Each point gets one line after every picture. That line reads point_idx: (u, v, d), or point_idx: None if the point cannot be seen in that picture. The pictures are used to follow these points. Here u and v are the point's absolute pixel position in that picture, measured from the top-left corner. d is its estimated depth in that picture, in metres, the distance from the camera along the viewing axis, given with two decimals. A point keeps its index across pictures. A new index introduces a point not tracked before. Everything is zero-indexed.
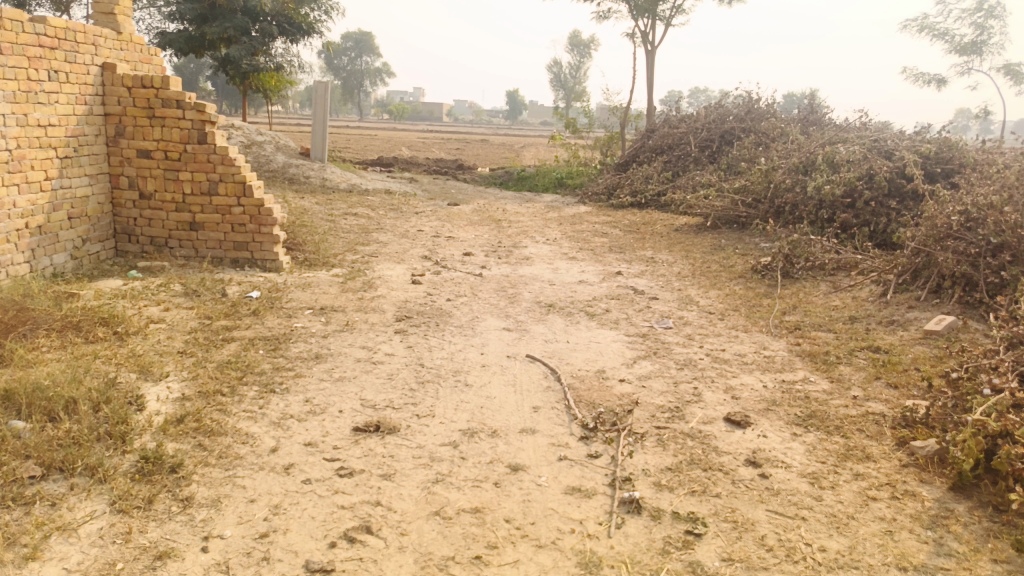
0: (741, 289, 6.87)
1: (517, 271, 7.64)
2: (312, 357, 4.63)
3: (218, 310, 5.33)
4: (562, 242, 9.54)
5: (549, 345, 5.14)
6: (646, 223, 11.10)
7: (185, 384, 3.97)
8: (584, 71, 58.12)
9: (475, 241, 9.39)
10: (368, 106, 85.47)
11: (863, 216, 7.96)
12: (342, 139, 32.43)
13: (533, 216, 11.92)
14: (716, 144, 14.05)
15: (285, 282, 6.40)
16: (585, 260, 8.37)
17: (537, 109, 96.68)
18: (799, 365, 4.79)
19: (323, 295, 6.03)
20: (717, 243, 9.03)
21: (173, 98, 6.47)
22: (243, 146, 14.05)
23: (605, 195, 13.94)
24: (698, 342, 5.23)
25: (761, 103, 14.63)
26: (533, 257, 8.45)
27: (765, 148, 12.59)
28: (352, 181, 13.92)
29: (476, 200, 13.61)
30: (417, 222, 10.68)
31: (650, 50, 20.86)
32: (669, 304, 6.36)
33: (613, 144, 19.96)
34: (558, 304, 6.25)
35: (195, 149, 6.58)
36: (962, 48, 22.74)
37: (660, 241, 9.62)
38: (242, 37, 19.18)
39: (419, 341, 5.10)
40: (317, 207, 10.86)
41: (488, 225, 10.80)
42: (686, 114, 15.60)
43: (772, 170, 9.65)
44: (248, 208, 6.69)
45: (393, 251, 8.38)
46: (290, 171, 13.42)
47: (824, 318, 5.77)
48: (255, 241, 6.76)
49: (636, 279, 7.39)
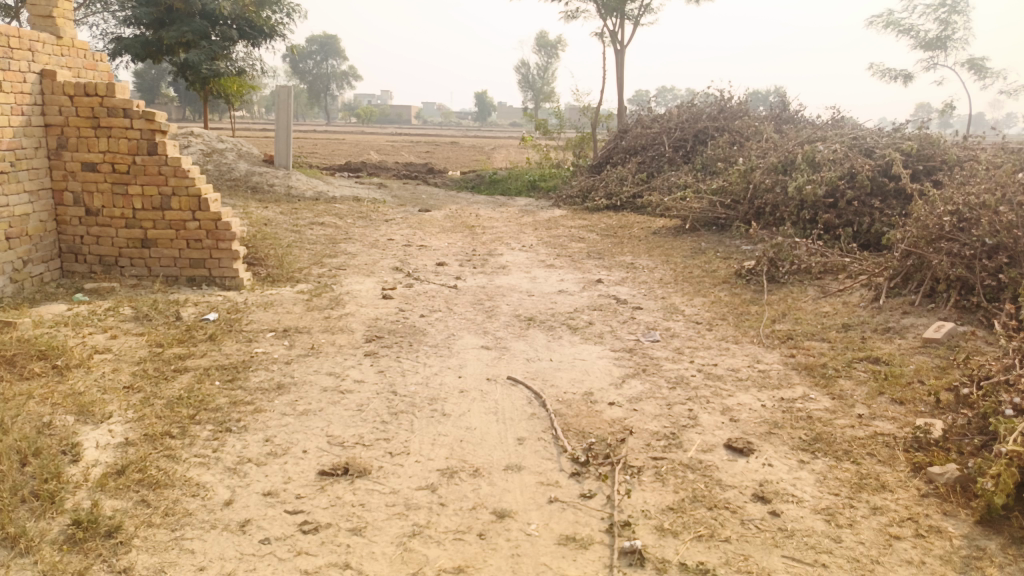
0: (727, 296, 6.61)
1: (493, 281, 7.30)
2: (273, 388, 4.24)
3: (170, 336, 4.91)
4: (539, 248, 9.21)
5: (531, 364, 4.80)
6: (623, 226, 10.83)
7: (129, 426, 3.57)
8: (552, 71, 57.98)
9: (448, 250, 9.02)
10: (335, 109, 84.46)
11: (846, 216, 7.77)
12: (309, 144, 31.84)
13: (506, 221, 11.58)
14: (690, 144, 13.84)
15: (246, 301, 5.98)
16: (563, 267, 8.05)
17: (507, 110, 96.44)
18: (797, 380, 4.52)
19: (287, 315, 5.63)
20: (698, 247, 8.78)
21: (120, 106, 6.03)
22: (203, 154, 13.50)
23: (579, 198, 13.65)
24: (688, 357, 4.94)
25: (734, 101, 14.47)
26: (509, 265, 8.12)
27: (740, 147, 12.40)
28: (318, 188, 13.46)
29: (448, 205, 13.25)
30: (387, 230, 10.28)
31: (620, 49, 20.65)
32: (654, 314, 6.07)
33: (585, 145, 19.72)
34: (538, 317, 5.93)
35: (144, 160, 6.14)
36: (927, 43, 22.90)
37: (638, 245, 9.35)
38: (201, 41, 18.54)
39: (392, 364, 4.73)
40: (282, 217, 10.40)
41: (461, 232, 10.44)
42: (658, 114, 15.39)
43: (751, 170, 9.44)
44: (204, 223, 6.27)
45: (362, 263, 7.99)
46: (253, 180, 12.92)
47: (816, 327, 5.52)
48: (212, 257, 6.33)
49: (617, 287, 7.10)
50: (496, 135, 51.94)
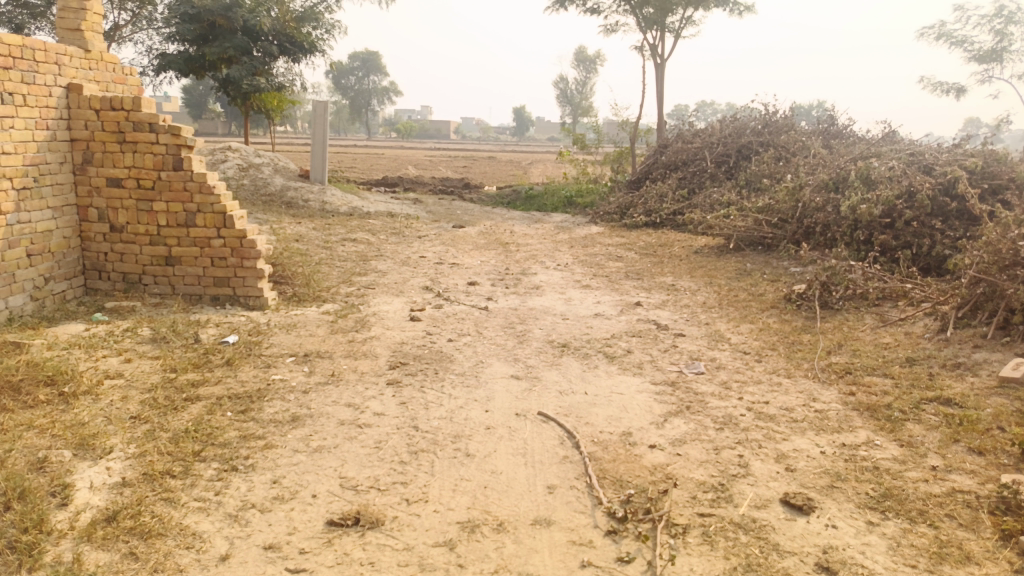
0: (776, 323, 6.17)
1: (526, 302, 6.98)
2: (287, 420, 3.96)
3: (186, 361, 4.69)
4: (574, 268, 8.87)
5: (564, 397, 4.46)
6: (663, 245, 10.42)
7: (129, 463, 3.32)
8: (591, 86, 57.74)
9: (481, 268, 8.73)
10: (374, 124, 85.39)
11: (904, 238, 7.27)
12: (348, 158, 32.03)
13: (542, 239, 11.26)
14: (733, 159, 13.38)
15: (268, 322, 5.76)
16: (600, 288, 7.69)
17: (545, 125, 96.44)
18: (859, 422, 4.09)
19: (309, 338, 5.38)
20: (742, 268, 8.34)
21: (145, 121, 5.89)
22: (239, 169, 13.48)
23: (617, 215, 13.24)
24: (736, 393, 4.54)
25: (779, 115, 13.98)
26: (543, 285, 7.79)
27: (786, 163, 11.92)
28: (352, 203, 13.33)
29: (482, 221, 12.99)
30: (419, 247, 10.05)
31: (660, 63, 20.27)
32: (697, 342, 5.67)
33: (624, 160, 19.34)
34: (573, 343, 5.58)
35: (170, 176, 5.98)
36: (982, 54, 22.03)
37: (679, 266, 8.94)
38: (242, 57, 18.69)
39: (415, 395, 4.43)
40: (314, 233, 10.24)
41: (495, 250, 10.15)
42: (700, 129, 14.96)
43: (800, 187, 8.97)
44: (228, 240, 6.07)
45: (391, 281, 7.74)
46: (288, 194, 12.84)
47: (876, 360, 5.07)
48: (236, 276, 6.13)
49: (657, 311, 6.71)
50: (534, 149, 51.77)
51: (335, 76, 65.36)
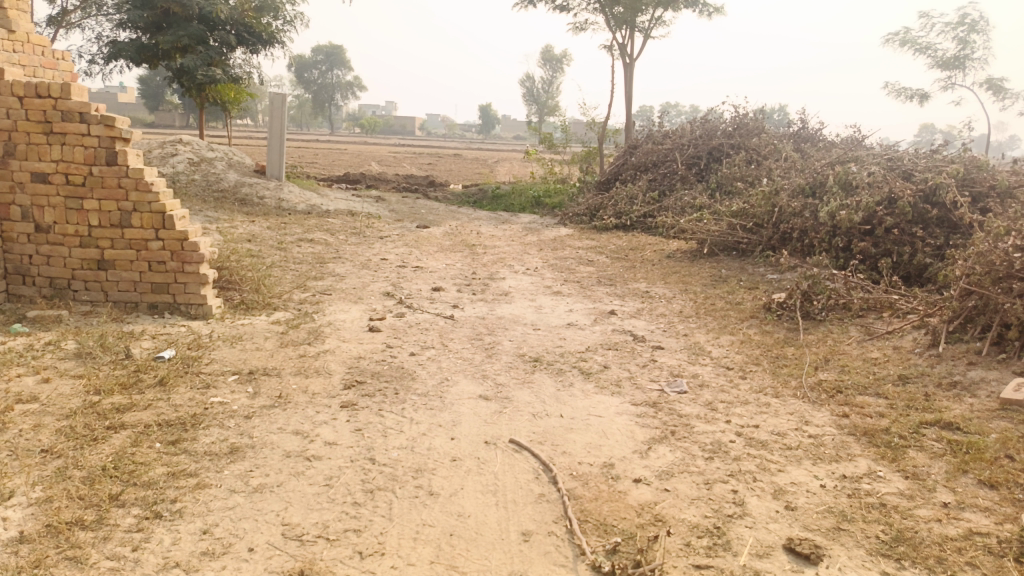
0: (757, 335, 5.87)
1: (494, 310, 6.57)
2: (225, 453, 3.49)
3: (113, 380, 4.18)
4: (544, 272, 8.48)
5: (538, 420, 4.05)
6: (634, 248, 10.10)
7: (31, 512, 2.83)
8: (557, 85, 57.57)
9: (446, 273, 8.29)
10: (338, 119, 84.04)
11: (884, 245, 7.05)
12: (309, 154, 31.25)
13: (509, 241, 10.86)
14: (704, 161, 13.14)
15: (211, 334, 5.24)
16: (572, 295, 7.32)
17: (510, 123, 96.09)
18: (857, 450, 3.77)
19: (256, 352, 4.89)
20: (718, 274, 8.04)
21: (75, 109, 5.33)
22: (190, 163, 12.79)
23: (587, 217, 12.89)
24: (723, 415, 4.19)
25: (750, 117, 13.81)
26: (512, 292, 7.38)
27: (758, 167, 11.72)
28: (311, 201, 12.75)
29: (447, 221, 12.55)
30: (380, 248, 9.57)
31: (629, 63, 20.04)
32: (677, 357, 5.32)
33: (592, 161, 19.05)
34: (545, 357, 5.18)
35: (102, 171, 5.42)
36: (944, 61, 22.30)
37: (652, 271, 8.62)
38: (197, 46, 17.91)
39: (373, 419, 3.99)
40: (269, 233, 9.68)
41: (461, 252, 9.71)
42: (670, 130, 14.72)
43: (775, 191, 8.72)
44: (168, 243, 5.53)
45: (350, 286, 7.25)
46: (243, 191, 12.21)
47: (867, 378, 4.77)
48: (177, 282, 5.60)
49: (632, 321, 6.35)
50: (500, 147, 51.33)
51: (297, 69, 64.03)
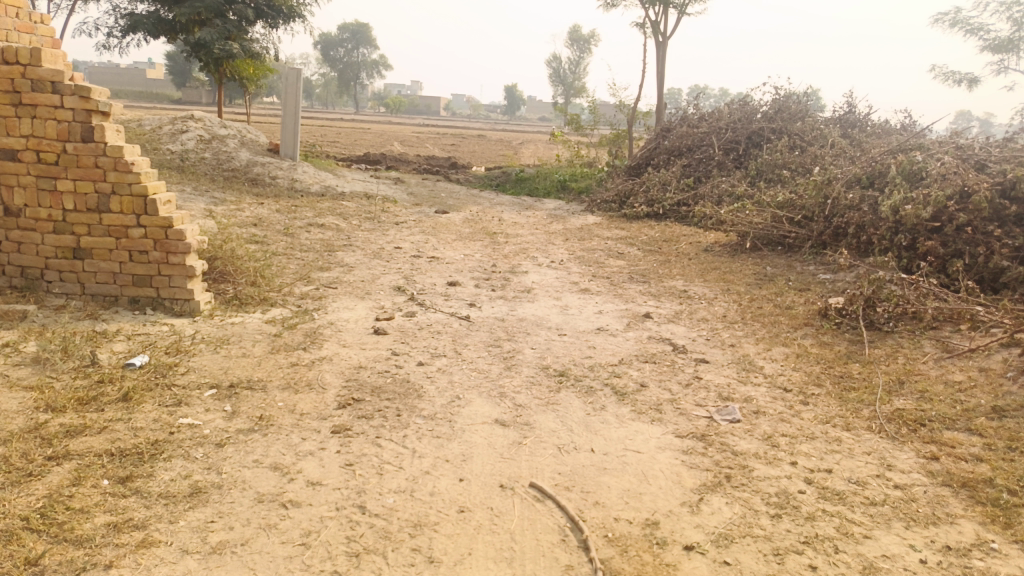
0: (815, 349, 5.14)
1: (516, 310, 5.90)
2: (184, 495, 2.88)
3: (69, 394, 3.59)
4: (570, 266, 7.79)
5: (565, 457, 3.39)
6: (668, 240, 9.36)
7: None
8: (584, 66, 56.39)
9: (464, 264, 7.63)
10: (362, 98, 83.38)
11: (956, 246, 6.26)
12: (332, 132, 30.67)
13: (533, 229, 10.17)
14: (742, 147, 12.31)
15: (194, 336, 4.64)
16: (601, 293, 6.62)
17: (536, 104, 94.96)
18: (959, 508, 3.06)
19: (242, 360, 4.27)
20: (762, 273, 7.30)
21: (47, 78, 4.72)
22: (200, 141, 12.23)
23: (616, 204, 12.11)
24: (788, 455, 3.49)
25: (793, 100, 12.93)
26: (535, 288, 6.71)
27: (802, 154, 10.89)
28: (325, 182, 12.14)
29: (468, 206, 11.87)
30: (394, 235, 8.94)
31: (662, 42, 19.12)
32: (725, 374, 4.61)
33: (621, 144, 18.24)
34: (573, 370, 4.51)
35: (77, 148, 4.82)
36: (996, 44, 21.05)
37: (689, 266, 7.89)
38: (215, 19, 17.31)
39: (367, 450, 3.34)
40: (277, 216, 9.09)
41: (481, 240, 9.05)
42: (705, 113, 13.87)
43: (827, 180, 7.92)
44: (150, 230, 4.93)
45: (358, 278, 6.62)
46: (254, 171, 11.64)
47: (954, 407, 4.04)
48: (160, 274, 4.99)
49: (670, 326, 5.65)
50: (525, 129, 50.44)
51: (322, 46, 63.42)
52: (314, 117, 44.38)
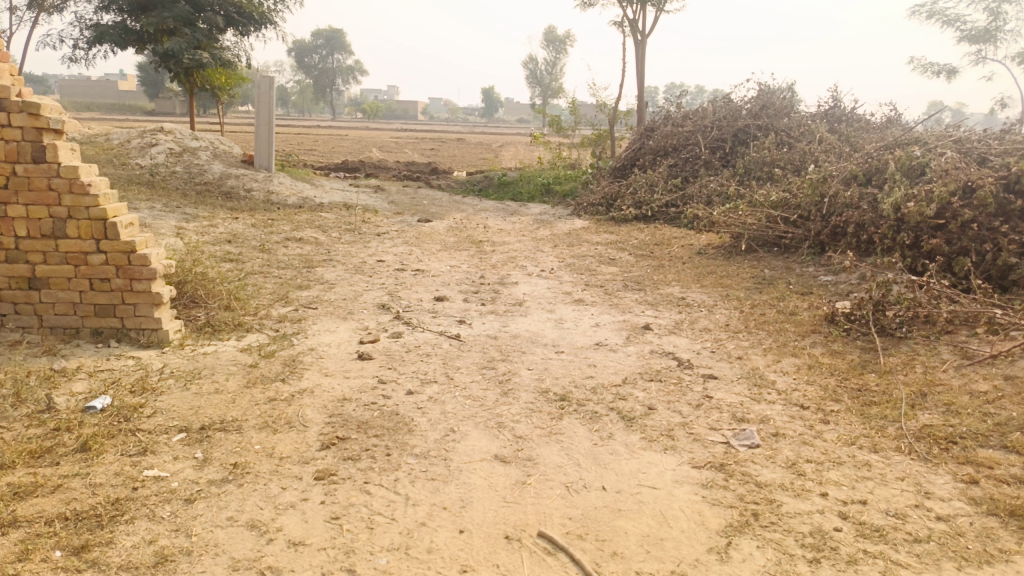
0: (827, 359, 4.88)
1: (508, 326, 5.58)
2: (147, 567, 2.52)
3: (18, 448, 3.20)
4: (561, 274, 7.48)
5: (574, 498, 3.06)
6: (660, 243, 9.08)
7: None
8: (561, 67, 56.22)
9: (450, 276, 7.30)
10: (339, 104, 82.73)
11: (962, 243, 6.04)
12: (309, 140, 30.19)
13: (519, 236, 9.86)
14: (729, 145, 12.08)
15: (163, 370, 4.26)
16: (596, 304, 6.32)
17: (514, 107, 94.78)
18: (1011, 543, 2.78)
19: (215, 396, 3.91)
20: (761, 277, 7.04)
21: None
22: (171, 154, 11.79)
23: (603, 207, 11.82)
24: (816, 486, 3.19)
25: (777, 96, 12.73)
26: (526, 300, 6.39)
27: (791, 151, 10.67)
28: (302, 193, 11.75)
29: (452, 214, 11.54)
30: (377, 248, 8.58)
31: (641, 40, 18.89)
32: (736, 391, 4.32)
33: (604, 144, 17.99)
34: (574, 394, 4.20)
35: (28, 170, 4.44)
36: (973, 35, 21.06)
37: (684, 271, 7.61)
38: (184, 28, 16.81)
39: (356, 500, 3.00)
40: (252, 231, 8.71)
41: (467, 250, 8.72)
42: (689, 111, 13.64)
43: (823, 178, 7.68)
44: (111, 256, 4.54)
45: (340, 297, 6.27)
46: (228, 184, 11.22)
47: (985, 422, 3.78)
48: (124, 303, 4.61)
49: (672, 338, 5.35)
50: (505, 131, 50.17)
51: (296, 53, 62.73)
52: (291, 125, 43.80)
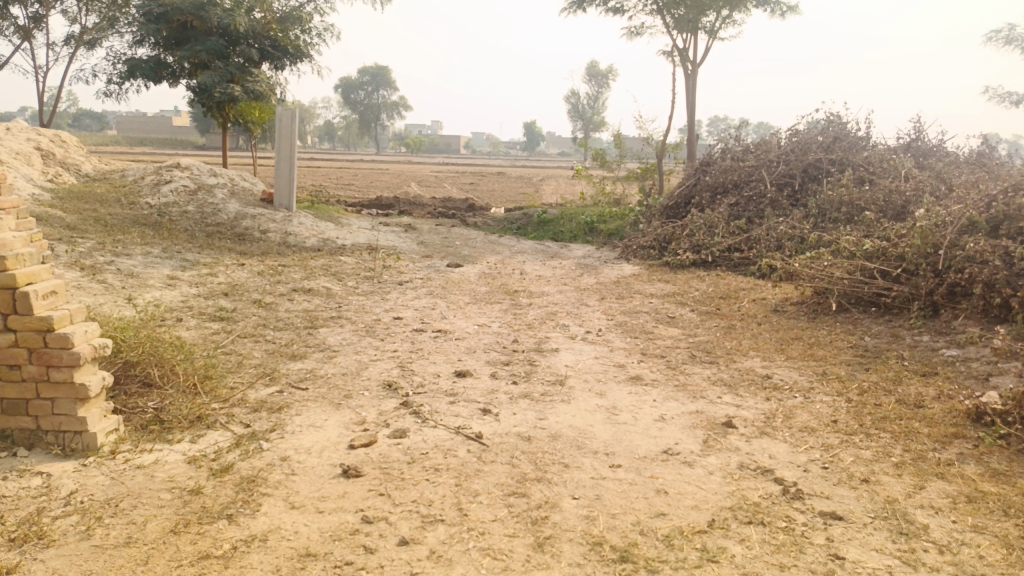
0: (994, 487, 3.50)
1: (547, 419, 4.31)
2: None
3: None
4: (611, 338, 6.21)
5: None
6: (725, 297, 7.74)
7: None
8: (604, 100, 55.44)
9: (477, 340, 6.07)
10: (384, 138, 83.58)
11: None
12: (349, 174, 29.69)
13: (561, 285, 8.63)
14: (798, 181, 10.70)
15: (70, 498, 3.11)
16: (657, 383, 5.01)
17: (556, 141, 94.48)
18: None
19: (123, 553, 2.72)
20: (863, 350, 5.66)
21: None
22: (184, 192, 10.98)
23: (656, 250, 10.46)
24: None
25: (852, 127, 11.38)
26: (569, 377, 5.12)
27: (875, 190, 9.36)
28: (324, 233, 10.73)
29: (486, 257, 10.38)
30: (396, 300, 7.45)
31: (690, 70, 17.73)
32: (876, 547, 2.98)
33: (652, 180, 16.73)
34: (640, 549, 2.90)
35: None
36: None
37: (761, 335, 6.27)
38: (216, 61, 16.15)
39: None
40: (257, 281, 7.68)
41: (500, 304, 7.53)
42: (750, 143, 12.33)
43: (934, 225, 6.38)
44: (23, 335, 3.44)
45: (339, 371, 5.09)
46: (242, 225, 10.28)
47: None
48: (38, 398, 3.49)
49: (765, 444, 4.02)
50: (548, 164, 49.28)
51: (342, 89, 63.41)
52: (332, 159, 43.69)
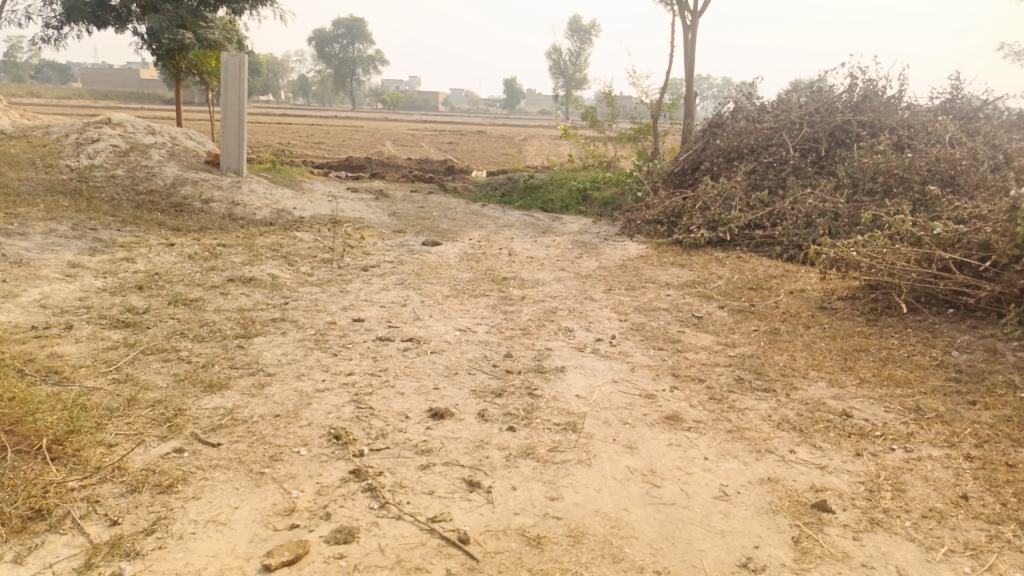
0: None
1: (564, 500, 2.98)
2: None
3: None
4: (629, 350, 4.88)
5: None
6: (757, 288, 6.43)
7: None
8: (587, 56, 53.33)
9: (459, 354, 4.70)
10: (359, 93, 81.20)
11: None
12: (320, 132, 27.85)
13: (557, 270, 7.26)
14: (825, 145, 9.34)
15: None
16: (704, 428, 3.70)
17: (537, 98, 92.07)
18: None
19: None
20: (958, 371, 4.40)
21: None
22: (114, 153, 9.38)
23: (664, 225, 9.10)
24: None
25: (881, 85, 10.01)
26: (585, 417, 3.79)
27: (917, 156, 8.07)
28: (278, 203, 9.22)
29: (467, 232, 8.95)
30: (357, 294, 6.02)
31: (689, 21, 16.13)
32: None
33: (647, 142, 15.28)
34: None
35: None
36: None
37: (817, 345, 4.98)
38: (165, 4, 14.24)
39: None
40: (185, 267, 6.20)
41: (486, 297, 6.15)
42: (766, 101, 10.90)
43: None
44: None
45: (268, 411, 3.70)
46: (180, 193, 8.76)
47: None
48: None
49: (886, 547, 2.74)
50: (528, 123, 47.37)
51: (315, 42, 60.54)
52: (304, 116, 41.51)
